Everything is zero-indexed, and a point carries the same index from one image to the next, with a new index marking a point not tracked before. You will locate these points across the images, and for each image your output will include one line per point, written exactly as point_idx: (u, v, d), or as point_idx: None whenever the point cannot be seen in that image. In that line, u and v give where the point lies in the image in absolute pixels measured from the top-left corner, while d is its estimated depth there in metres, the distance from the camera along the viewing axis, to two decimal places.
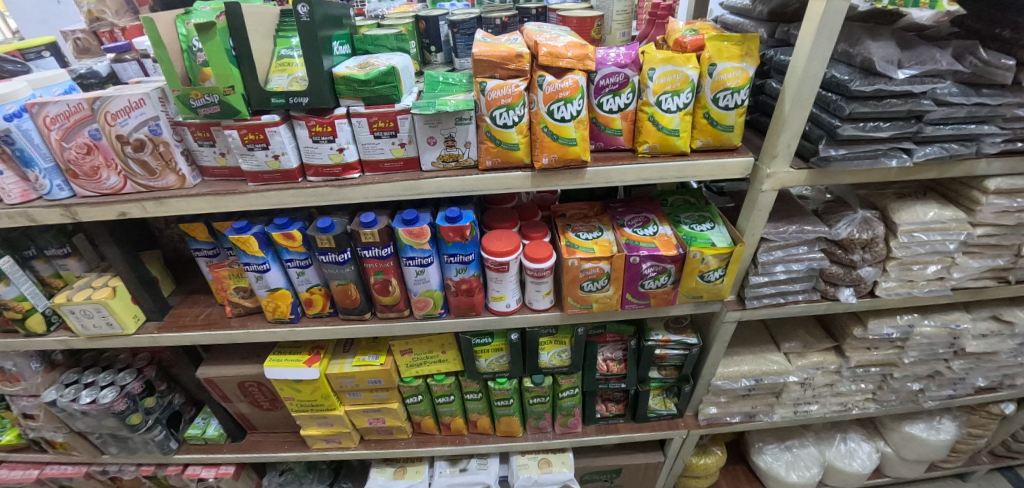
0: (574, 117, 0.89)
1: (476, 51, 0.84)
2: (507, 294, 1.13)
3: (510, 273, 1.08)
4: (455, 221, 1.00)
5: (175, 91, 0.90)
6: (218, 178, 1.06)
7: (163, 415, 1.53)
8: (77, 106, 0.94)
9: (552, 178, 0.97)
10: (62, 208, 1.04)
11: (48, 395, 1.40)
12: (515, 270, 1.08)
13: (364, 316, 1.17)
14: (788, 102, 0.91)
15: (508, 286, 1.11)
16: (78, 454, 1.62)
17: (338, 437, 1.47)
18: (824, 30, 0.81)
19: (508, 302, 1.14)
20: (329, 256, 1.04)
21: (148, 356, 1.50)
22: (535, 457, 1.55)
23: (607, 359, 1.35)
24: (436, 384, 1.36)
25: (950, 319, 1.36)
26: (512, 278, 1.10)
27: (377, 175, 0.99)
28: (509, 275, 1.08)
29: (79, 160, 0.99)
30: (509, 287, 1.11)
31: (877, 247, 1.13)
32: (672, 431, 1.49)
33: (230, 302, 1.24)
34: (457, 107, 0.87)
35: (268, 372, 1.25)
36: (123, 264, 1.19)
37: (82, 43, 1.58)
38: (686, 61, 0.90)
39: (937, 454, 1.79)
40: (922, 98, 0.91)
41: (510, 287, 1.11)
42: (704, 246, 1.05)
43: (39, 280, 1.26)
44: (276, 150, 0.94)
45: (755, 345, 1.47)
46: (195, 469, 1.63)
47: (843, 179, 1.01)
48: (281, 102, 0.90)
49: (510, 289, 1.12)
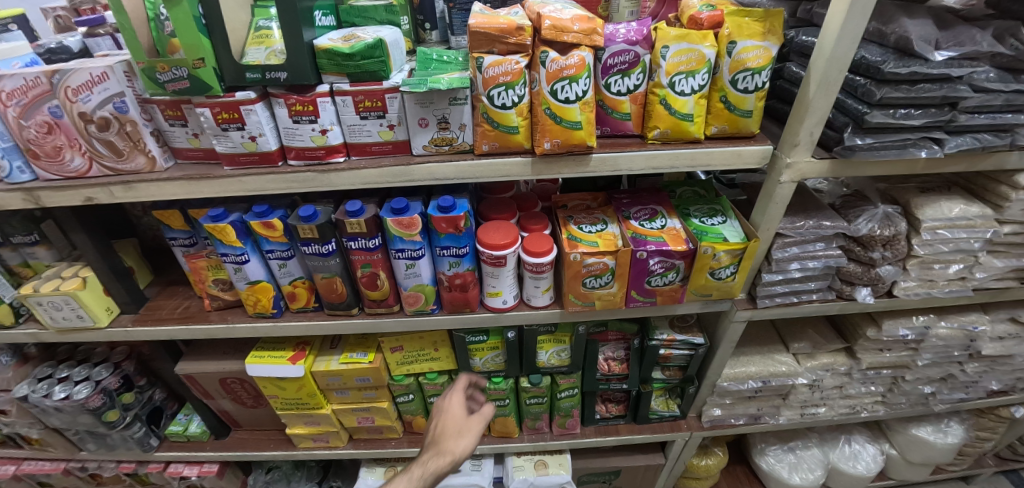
0: (580, 97, 0.81)
1: (472, 22, 0.76)
2: (505, 289, 1.05)
3: (509, 267, 1.01)
4: (448, 211, 0.92)
5: (139, 63, 0.81)
6: (192, 161, 0.98)
7: (142, 412, 1.46)
8: (35, 80, 0.85)
9: (555, 165, 0.89)
10: (24, 192, 0.96)
11: (19, 390, 1.32)
12: (512, 265, 1.01)
13: (351, 312, 1.10)
14: (813, 85, 0.83)
15: (505, 280, 1.03)
16: (56, 450, 1.55)
17: (326, 436, 1.41)
18: (857, 6, 0.73)
19: (506, 298, 1.07)
20: (312, 247, 0.97)
21: (126, 350, 1.42)
22: (531, 459, 1.49)
23: (609, 358, 1.29)
24: (428, 383, 1.29)
25: (967, 321, 1.30)
26: (509, 273, 1.02)
27: (365, 159, 0.91)
28: (507, 269, 1.01)
29: (39, 139, 0.90)
30: (506, 283, 1.04)
31: (900, 244, 1.07)
32: (674, 433, 1.44)
33: (209, 295, 1.16)
34: (451, 85, 0.80)
35: (250, 369, 1.18)
36: (93, 254, 1.11)
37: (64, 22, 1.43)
38: (702, 39, 0.82)
39: (943, 457, 1.74)
40: (959, 83, 0.83)
41: (508, 282, 1.04)
42: (716, 241, 0.98)
43: (7, 269, 1.18)
44: (253, 131, 0.86)
45: (762, 345, 1.40)
46: (177, 467, 1.57)
47: (867, 171, 0.93)
48: (258, 78, 0.81)
49: (507, 285, 1.05)
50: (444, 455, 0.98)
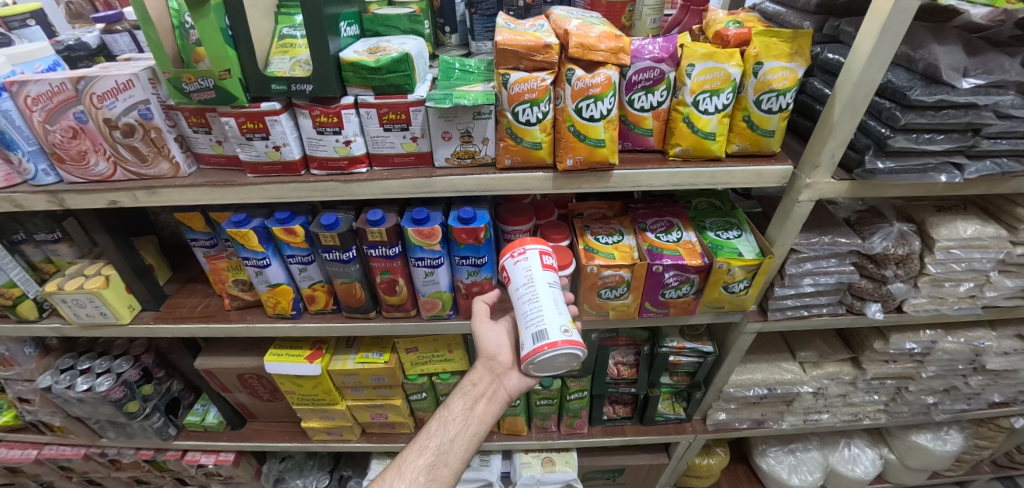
0: (604, 116, 0.81)
1: (499, 39, 0.76)
2: (551, 318, 0.83)
3: (545, 292, 0.85)
4: (469, 223, 0.93)
5: (165, 73, 0.81)
6: (214, 167, 0.99)
7: (161, 402, 1.49)
8: (60, 86, 0.86)
9: (575, 180, 0.90)
10: (49, 195, 0.97)
11: (43, 381, 1.36)
12: (539, 282, 0.86)
13: (369, 315, 1.12)
14: (838, 108, 0.82)
15: (537, 306, 0.84)
16: (77, 437, 1.59)
17: (340, 430, 1.46)
18: (889, 31, 0.72)
19: (542, 332, 0.81)
20: (333, 254, 0.98)
21: (146, 342, 1.44)
22: (539, 455, 1.53)
23: (618, 363, 1.31)
24: (441, 382, 1.34)
25: (974, 336, 1.30)
26: (555, 293, 0.86)
27: (386, 170, 0.92)
28: (546, 291, 0.85)
29: (64, 144, 0.91)
30: (555, 311, 0.84)
31: (912, 263, 1.07)
32: (679, 435, 1.47)
33: (229, 295, 1.18)
34: (476, 100, 0.80)
35: (268, 367, 1.21)
36: (114, 252, 1.12)
37: (75, 7, 1.39)
38: (728, 58, 0.82)
39: (940, 464, 1.75)
40: (984, 110, 0.82)
41: (521, 311, 0.85)
42: (731, 256, 0.99)
43: (30, 265, 1.21)
44: (277, 141, 0.87)
45: (769, 353, 1.42)
46: (194, 455, 1.60)
47: (887, 193, 0.94)
48: (283, 89, 0.82)
49: (550, 316, 0.83)
50: (475, 405, 0.92)
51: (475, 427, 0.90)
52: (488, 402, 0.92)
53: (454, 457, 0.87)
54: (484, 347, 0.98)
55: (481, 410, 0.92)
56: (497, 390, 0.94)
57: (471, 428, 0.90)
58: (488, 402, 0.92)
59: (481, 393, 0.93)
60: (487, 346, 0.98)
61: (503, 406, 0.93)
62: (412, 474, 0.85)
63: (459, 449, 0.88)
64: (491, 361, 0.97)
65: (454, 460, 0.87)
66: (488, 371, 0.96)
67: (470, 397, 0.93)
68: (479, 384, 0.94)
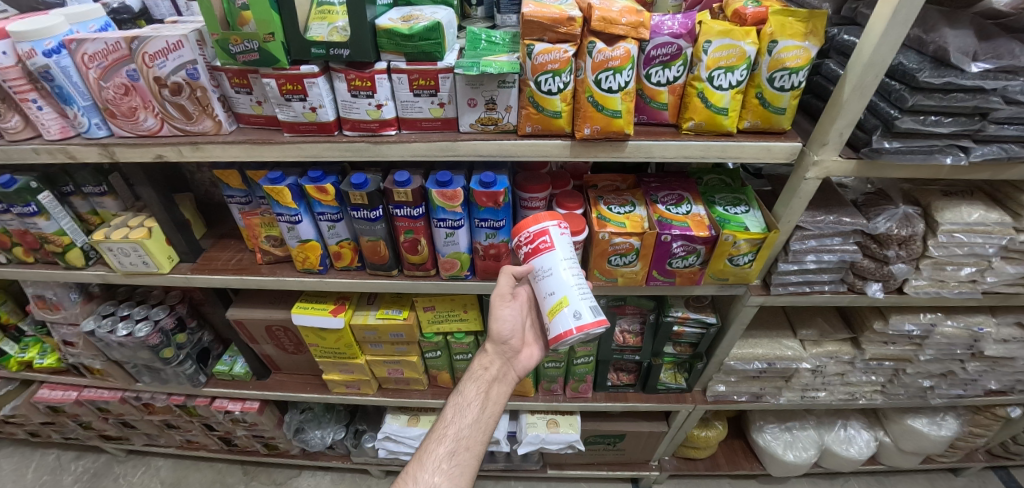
0: (622, 88, 0.86)
1: (526, 11, 0.81)
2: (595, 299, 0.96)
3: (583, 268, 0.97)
4: (489, 186, 0.99)
5: (215, 35, 0.88)
6: (254, 126, 1.06)
7: (193, 351, 1.59)
8: (115, 46, 0.92)
9: (592, 149, 0.95)
10: (101, 147, 1.04)
11: (87, 325, 1.45)
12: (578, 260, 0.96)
13: (391, 273, 1.20)
14: (848, 89, 0.85)
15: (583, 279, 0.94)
16: (114, 380, 1.71)
17: (358, 383, 1.55)
18: (901, 13, 0.75)
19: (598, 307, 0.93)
20: (361, 212, 1.05)
21: (180, 294, 1.53)
22: (544, 417, 1.63)
23: (625, 330, 1.39)
24: (456, 341, 1.43)
25: (973, 322, 1.34)
26: None
27: (414, 133, 0.98)
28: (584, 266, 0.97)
29: (117, 100, 0.98)
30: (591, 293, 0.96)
31: (914, 244, 1.11)
32: (679, 404, 1.54)
33: (261, 249, 1.26)
34: (501, 69, 0.85)
35: (296, 319, 1.30)
36: (157, 206, 1.20)
37: None
38: (745, 35, 0.85)
39: (935, 448, 1.77)
40: (992, 95, 0.85)
41: (571, 283, 0.92)
42: (738, 230, 1.03)
43: (77, 216, 1.30)
44: (314, 102, 0.93)
45: (770, 329, 1.48)
46: (222, 402, 1.71)
47: (894, 174, 0.97)
48: (321, 53, 0.88)
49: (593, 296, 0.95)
50: (488, 388, 1.01)
51: (490, 408, 0.98)
52: (497, 386, 1.02)
53: (474, 441, 0.93)
54: (500, 324, 1.04)
55: (494, 392, 1.01)
56: (503, 377, 1.04)
57: (487, 409, 0.97)
58: (500, 384, 1.03)
59: (489, 379, 1.02)
60: (502, 329, 1.05)
61: (512, 385, 1.04)
62: (434, 463, 0.88)
63: (477, 434, 0.93)
64: (503, 345, 1.07)
65: (474, 443, 0.92)
66: (499, 356, 1.06)
67: (483, 381, 1.02)
68: (490, 367, 1.04)
